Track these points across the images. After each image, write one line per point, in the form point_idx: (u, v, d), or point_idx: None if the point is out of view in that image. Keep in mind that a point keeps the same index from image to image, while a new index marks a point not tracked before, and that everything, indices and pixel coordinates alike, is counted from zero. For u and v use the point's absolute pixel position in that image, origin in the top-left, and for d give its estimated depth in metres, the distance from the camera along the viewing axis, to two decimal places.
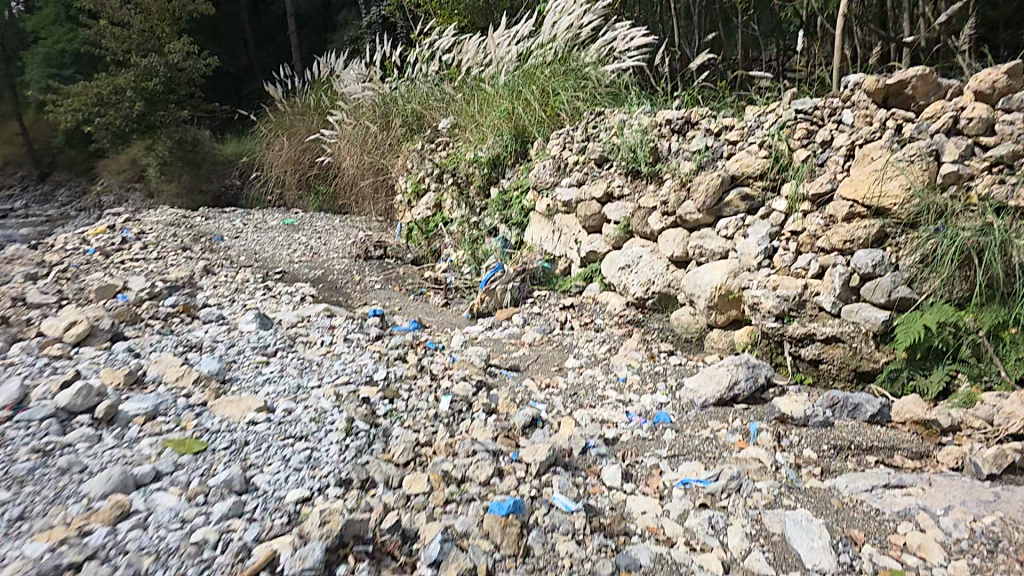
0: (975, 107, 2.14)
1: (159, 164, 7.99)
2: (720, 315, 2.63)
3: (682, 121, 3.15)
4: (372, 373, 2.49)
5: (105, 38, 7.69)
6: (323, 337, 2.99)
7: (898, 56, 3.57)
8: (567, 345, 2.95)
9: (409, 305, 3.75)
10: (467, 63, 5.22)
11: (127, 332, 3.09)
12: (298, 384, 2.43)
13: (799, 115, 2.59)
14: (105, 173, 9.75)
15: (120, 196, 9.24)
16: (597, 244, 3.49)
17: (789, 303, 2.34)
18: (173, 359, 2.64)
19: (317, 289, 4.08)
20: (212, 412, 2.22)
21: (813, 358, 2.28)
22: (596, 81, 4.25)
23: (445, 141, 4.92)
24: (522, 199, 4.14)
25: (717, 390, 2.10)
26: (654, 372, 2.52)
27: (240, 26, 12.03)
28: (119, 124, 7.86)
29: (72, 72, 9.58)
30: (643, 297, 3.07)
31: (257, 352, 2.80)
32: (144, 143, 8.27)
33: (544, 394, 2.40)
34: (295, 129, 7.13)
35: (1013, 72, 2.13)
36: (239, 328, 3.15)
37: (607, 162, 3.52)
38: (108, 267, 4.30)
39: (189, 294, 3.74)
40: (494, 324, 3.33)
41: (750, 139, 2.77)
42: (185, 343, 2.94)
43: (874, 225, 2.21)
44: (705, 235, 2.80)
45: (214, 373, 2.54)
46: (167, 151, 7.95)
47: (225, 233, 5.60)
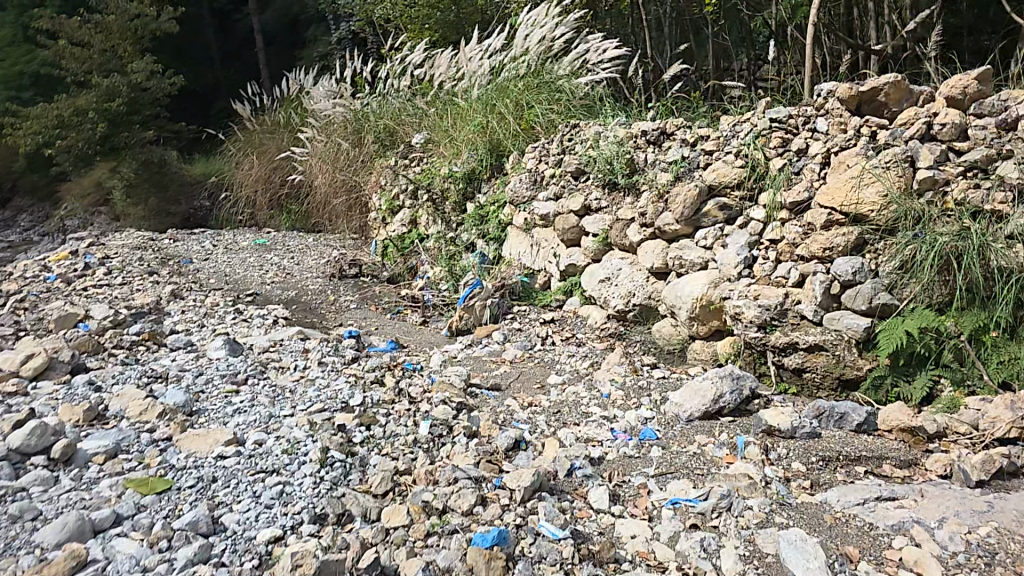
0: (948, 113, 2.20)
1: (125, 186, 7.85)
2: (702, 326, 2.61)
3: (657, 132, 3.17)
4: (348, 399, 2.39)
5: (65, 59, 7.52)
6: (297, 362, 2.88)
7: (866, 64, 3.64)
8: (549, 361, 2.91)
9: (386, 325, 3.67)
10: (440, 78, 5.22)
11: (89, 363, 2.94)
12: (270, 413, 2.32)
13: (773, 124, 2.61)
14: (68, 197, 9.54)
15: (85, 220, 9.00)
16: (575, 257, 3.46)
17: (770, 313, 2.32)
18: (136, 393, 2.50)
19: (291, 311, 3.97)
20: (177, 448, 2.10)
21: (797, 367, 2.27)
22: (570, 93, 4.25)
23: (419, 157, 4.88)
24: (499, 212, 4.08)
25: (703, 403, 2.07)
26: (638, 387, 2.48)
27: (206, 43, 11.86)
28: (82, 147, 7.66)
29: (31, 94, 9.24)
30: (624, 309, 3.06)
31: (226, 381, 2.67)
32: (107, 165, 8.05)
33: (528, 414, 2.34)
34: (265, 148, 7.00)
35: (983, 78, 2.20)
36: (207, 355, 3.03)
37: (583, 174, 3.50)
38: (69, 295, 4.12)
39: (155, 321, 3.60)
40: (474, 341, 3.27)
41: (726, 149, 2.78)
42: (151, 372, 2.80)
43: (853, 232, 2.22)
44: (683, 246, 2.78)
45: (180, 405, 2.41)
46: (132, 173, 7.80)
47: (194, 255, 5.45)
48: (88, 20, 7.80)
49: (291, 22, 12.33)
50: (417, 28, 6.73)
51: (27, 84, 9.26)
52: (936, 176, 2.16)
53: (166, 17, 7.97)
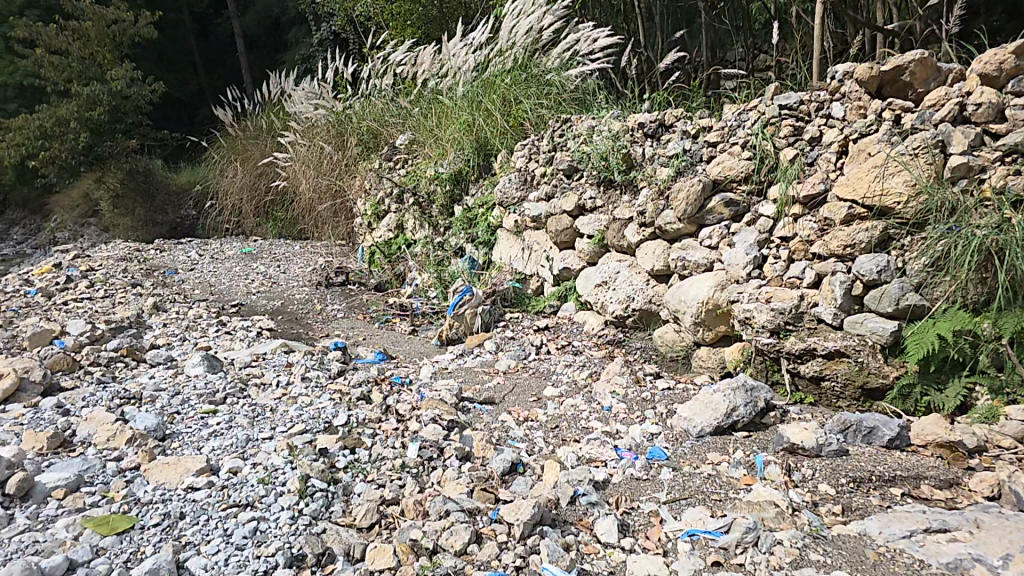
0: (984, 91, 2.04)
1: (111, 197, 7.69)
2: (708, 332, 2.58)
3: (656, 125, 3.05)
4: (331, 419, 2.21)
5: (43, 68, 7.29)
6: (279, 378, 2.70)
7: (873, 46, 3.50)
8: (545, 372, 2.75)
9: (374, 335, 3.49)
10: (424, 74, 5.03)
11: (63, 383, 2.72)
12: (247, 436, 2.13)
13: (784, 111, 2.56)
14: (60, 209, 9.50)
15: (75, 232, 8.88)
16: (569, 259, 3.36)
17: (783, 317, 2.26)
18: (106, 416, 2.27)
19: (276, 321, 3.79)
20: (144, 480, 1.89)
21: (815, 375, 2.18)
22: (560, 86, 4.08)
23: (404, 158, 4.72)
24: (488, 215, 3.93)
25: (714, 417, 1.97)
26: (642, 399, 2.34)
27: (187, 49, 11.69)
28: (65, 157, 7.39)
29: (15, 106, 9.27)
30: (623, 315, 3.00)
31: (202, 402, 2.47)
32: (92, 176, 7.87)
33: (524, 430, 2.19)
34: (248, 153, 6.80)
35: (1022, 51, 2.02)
36: (185, 373, 2.82)
37: (576, 172, 3.36)
38: (48, 310, 3.87)
39: (133, 336, 3.37)
40: (465, 352, 3.11)
41: (731, 139, 2.73)
42: (123, 393, 2.58)
43: (876, 227, 2.11)
44: (687, 246, 2.75)
45: (150, 430, 2.18)
46: (118, 183, 7.61)
47: (179, 265, 5.25)
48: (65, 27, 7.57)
49: (273, 24, 12.21)
50: (399, 25, 6.57)
51: (11, 95, 9.34)
52: (972, 162, 2.00)
53: (144, 22, 7.78)
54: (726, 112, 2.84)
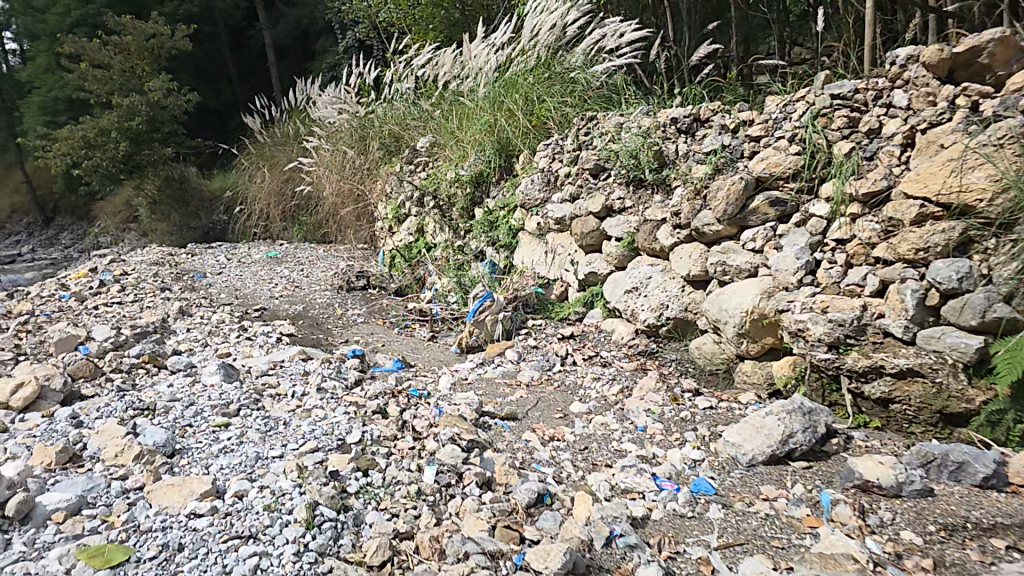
0: None
1: (149, 203, 7.66)
2: (753, 344, 2.40)
3: (689, 119, 2.81)
4: (344, 436, 1.82)
5: (87, 82, 7.35)
6: (295, 387, 2.25)
7: (927, 30, 3.25)
8: (571, 386, 2.54)
9: (392, 342, 3.32)
10: (444, 77, 4.88)
11: (86, 391, 2.19)
12: (256, 453, 1.68)
13: (836, 101, 2.34)
14: (103, 216, 9.69)
15: (117, 236, 9.04)
16: (596, 264, 3.16)
17: (844, 329, 2.10)
18: (118, 427, 1.74)
19: (296, 326, 3.56)
20: (148, 502, 1.44)
21: (883, 397, 2.05)
22: (585, 83, 3.87)
23: (424, 161, 4.58)
24: (509, 218, 3.76)
25: (767, 444, 1.80)
26: (680, 419, 2.13)
27: (224, 63, 11.79)
28: (106, 166, 7.40)
29: (66, 118, 9.40)
30: (655, 324, 2.80)
31: (215, 413, 1.96)
32: (132, 183, 7.89)
33: (549, 451, 1.97)
34: (275, 159, 6.76)
35: None
36: (200, 382, 2.32)
37: (603, 171, 3.16)
38: (78, 314, 3.55)
39: (156, 342, 2.87)
40: (484, 361, 2.92)
41: (776, 134, 2.50)
42: (136, 402, 2.03)
43: (955, 228, 1.93)
44: (728, 249, 2.55)
45: (158, 446, 1.67)
46: (156, 190, 7.56)
47: (208, 269, 5.13)
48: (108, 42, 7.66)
49: (302, 35, 12.18)
50: (422, 30, 6.52)
51: (62, 108, 9.48)
52: None
53: (180, 35, 7.87)
54: (767, 104, 2.61)
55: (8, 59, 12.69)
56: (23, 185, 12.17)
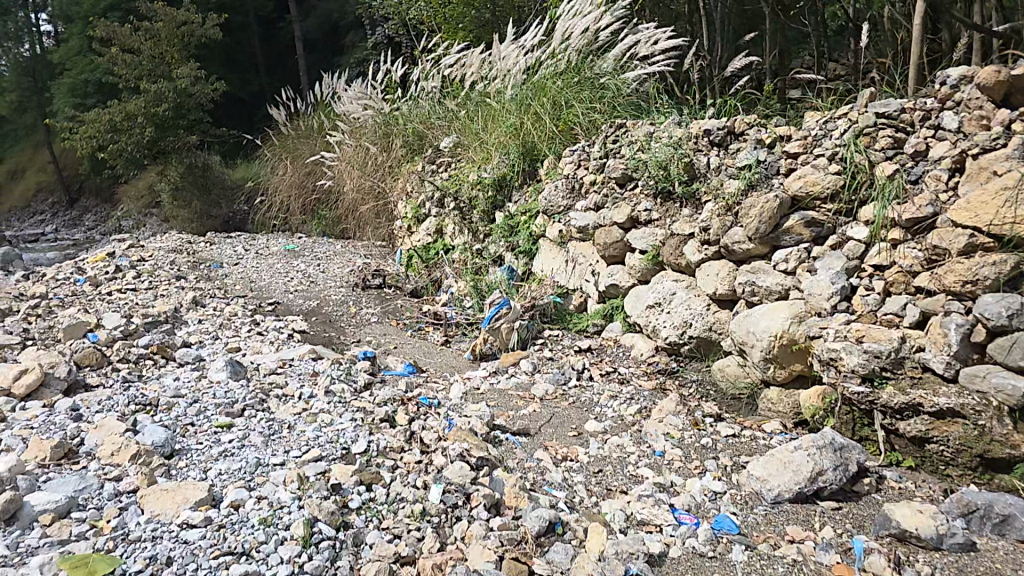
0: None
1: (171, 189, 7.70)
2: (781, 370, 2.30)
3: (723, 132, 2.71)
4: (348, 445, 1.75)
5: (117, 67, 7.45)
6: (303, 389, 2.19)
7: (978, 51, 3.11)
8: (586, 403, 2.44)
9: (405, 344, 3.25)
10: (471, 77, 4.81)
11: (91, 380, 2.17)
12: (257, 459, 1.62)
13: (880, 121, 2.23)
14: (126, 200, 9.80)
15: (139, 221, 9.14)
16: (617, 276, 3.07)
17: (880, 361, 1.98)
18: (117, 423, 1.70)
19: (309, 323, 3.51)
20: (140, 507, 1.38)
21: (918, 436, 1.93)
22: (615, 89, 3.78)
23: (447, 161, 4.51)
24: (530, 224, 3.68)
25: (794, 480, 1.69)
26: (700, 446, 2.03)
27: (252, 53, 11.87)
28: (131, 151, 7.46)
29: (95, 101, 9.53)
30: (677, 342, 2.71)
31: (218, 412, 1.91)
32: (156, 169, 7.95)
33: (562, 473, 1.88)
34: (298, 152, 6.75)
35: None
36: (206, 378, 2.27)
37: (630, 181, 3.07)
38: (91, 299, 3.54)
39: (166, 333, 2.85)
40: (498, 370, 2.83)
41: (815, 151, 2.39)
42: (138, 397, 1.99)
43: (1007, 261, 1.81)
44: (757, 269, 2.44)
45: (156, 446, 1.62)
46: (179, 177, 7.62)
47: (225, 260, 5.12)
48: (139, 28, 7.75)
49: (331, 29, 12.23)
50: (451, 28, 6.50)
51: (92, 91, 9.61)
52: None
53: (211, 24, 7.90)
54: (807, 120, 2.50)
55: (43, 41, 12.91)
56: (50, 165, 12.37)
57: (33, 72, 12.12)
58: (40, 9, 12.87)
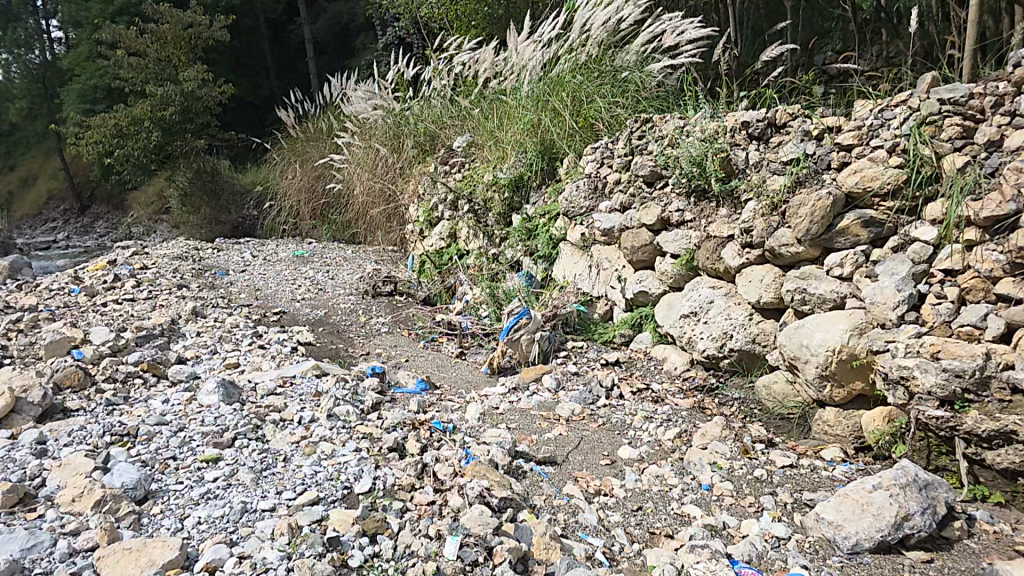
0: None
1: (180, 195, 7.58)
2: (839, 389, 2.05)
3: (764, 123, 2.45)
4: (351, 483, 1.53)
5: (122, 70, 7.30)
6: (305, 412, 1.97)
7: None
8: (618, 425, 2.20)
9: (418, 356, 3.04)
10: (484, 74, 4.57)
11: (70, 404, 2.01)
12: (243, 504, 1.41)
13: (946, 107, 1.97)
14: (137, 206, 9.75)
15: (149, 228, 9.06)
16: (646, 282, 2.83)
17: (962, 381, 1.71)
18: (84, 461, 1.55)
19: (316, 334, 3.31)
20: (95, 573, 1.19)
21: (1010, 468, 1.66)
22: (639, 83, 3.52)
23: (460, 161, 4.29)
24: (550, 226, 3.46)
25: (875, 527, 1.44)
26: (753, 479, 1.78)
27: (262, 56, 11.77)
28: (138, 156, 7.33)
29: (104, 106, 9.49)
30: (716, 356, 2.47)
31: (205, 443, 1.71)
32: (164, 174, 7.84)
33: (596, 513, 1.65)
34: (307, 154, 6.57)
35: None
36: (197, 401, 2.06)
37: (659, 179, 2.83)
38: (86, 311, 3.37)
39: (159, 348, 2.66)
40: (518, 386, 2.59)
41: (873, 141, 2.12)
42: (116, 426, 1.80)
43: None
44: (808, 275, 2.20)
45: (126, 489, 1.44)
46: (187, 182, 7.50)
47: (231, 267, 4.94)
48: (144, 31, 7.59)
49: (341, 30, 12.08)
50: (463, 26, 6.31)
51: (100, 97, 9.58)
52: None
53: (217, 25, 7.76)
54: (860, 107, 2.23)
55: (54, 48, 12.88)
56: (62, 173, 12.41)
57: (42, 79, 12.17)
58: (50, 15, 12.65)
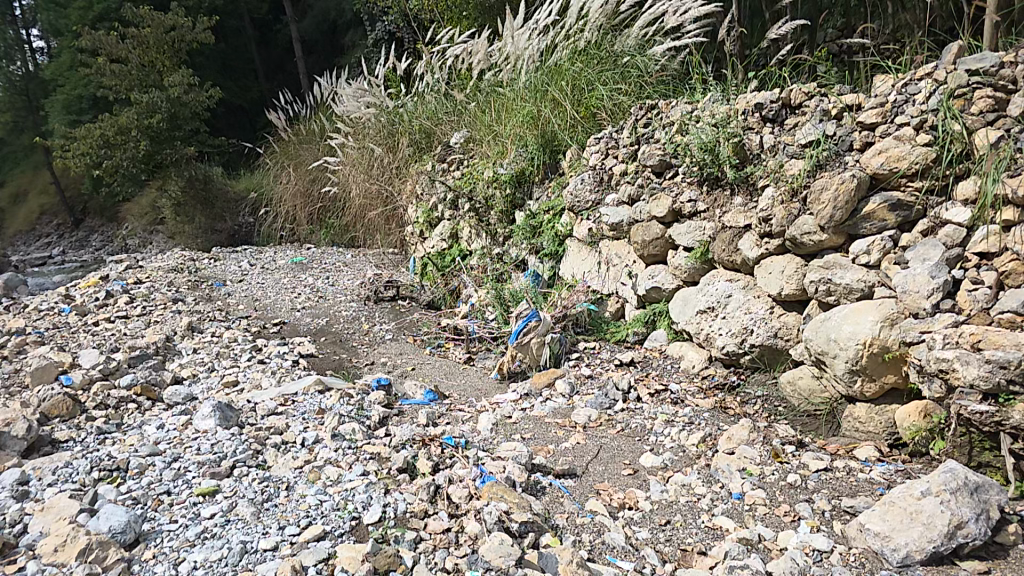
0: None
1: (172, 204, 7.45)
2: (870, 383, 1.94)
3: (778, 105, 2.33)
4: (359, 513, 1.44)
5: (104, 77, 7.16)
6: (307, 433, 1.88)
7: None
8: (638, 431, 2.09)
9: (424, 364, 2.94)
10: (478, 66, 4.45)
11: (57, 435, 1.93)
12: (242, 545, 1.33)
13: (975, 79, 1.86)
14: (131, 217, 9.67)
15: (144, 240, 8.98)
16: (659, 277, 2.73)
17: (1008, 373, 1.59)
18: (68, 504, 1.47)
19: (317, 345, 3.22)
20: None
21: None
22: (642, 67, 3.40)
23: (459, 158, 4.18)
24: (555, 223, 3.36)
25: (926, 538, 1.33)
26: (788, 486, 1.68)
27: (250, 57, 11.62)
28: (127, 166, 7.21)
29: (90, 116, 9.42)
30: (736, 353, 2.37)
31: (200, 474, 1.63)
32: (155, 183, 7.72)
33: (623, 530, 1.55)
34: (301, 158, 6.45)
35: None
36: (191, 426, 1.96)
37: (668, 168, 2.71)
38: (75, 332, 3.28)
39: (152, 369, 2.58)
40: (530, 393, 2.49)
41: (896, 119, 2.01)
42: (104, 461, 1.72)
43: None
44: (832, 264, 2.09)
45: (115, 533, 1.35)
46: (180, 191, 7.38)
47: (228, 277, 4.84)
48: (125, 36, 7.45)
49: (329, 28, 11.90)
50: (455, 17, 6.17)
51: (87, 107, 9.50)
52: None
53: (201, 27, 7.61)
54: (879, 83, 2.12)
55: (35, 57, 12.80)
56: (51, 186, 12.34)
57: (25, 91, 12.08)
58: (30, 25, 12.76)
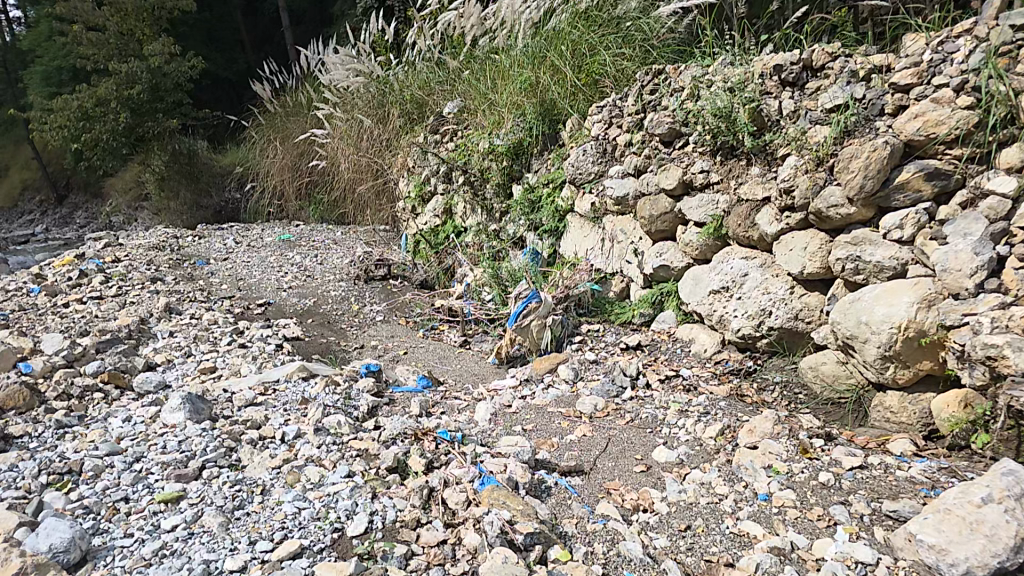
0: None
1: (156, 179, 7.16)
2: (904, 371, 1.75)
3: (799, 67, 2.12)
4: (342, 525, 1.28)
5: (81, 46, 6.81)
6: (287, 428, 1.70)
7: None
8: (650, 422, 1.92)
9: (417, 348, 2.75)
10: (472, 32, 4.19)
11: (12, 430, 1.76)
12: (206, 565, 1.17)
13: (1020, 35, 1.66)
14: (115, 193, 9.36)
15: (128, 217, 8.71)
16: (667, 255, 2.54)
17: None
18: (5, 517, 1.30)
19: (304, 326, 3.04)
20: None
21: None
22: (646, 30, 3.16)
23: (452, 129, 3.96)
24: (555, 197, 3.16)
25: (989, 551, 1.16)
26: (819, 485, 1.51)
27: (235, 27, 11.17)
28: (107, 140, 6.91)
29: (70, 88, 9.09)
30: (752, 336, 2.19)
31: (165, 477, 1.47)
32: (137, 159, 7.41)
33: (640, 539, 1.38)
34: (287, 131, 6.19)
35: None
36: (159, 421, 1.78)
37: (679, 137, 2.51)
38: (45, 314, 3.08)
39: (123, 354, 2.36)
40: (530, 378, 2.31)
41: (933, 81, 1.80)
42: (54, 463, 1.56)
43: None
44: (861, 240, 1.89)
45: (55, 553, 1.18)
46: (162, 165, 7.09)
47: (213, 255, 4.62)
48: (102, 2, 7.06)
49: None
50: None
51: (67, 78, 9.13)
52: None
53: None
54: (912, 42, 1.91)
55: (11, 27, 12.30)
56: (31, 160, 11.96)
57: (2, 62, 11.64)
58: None
